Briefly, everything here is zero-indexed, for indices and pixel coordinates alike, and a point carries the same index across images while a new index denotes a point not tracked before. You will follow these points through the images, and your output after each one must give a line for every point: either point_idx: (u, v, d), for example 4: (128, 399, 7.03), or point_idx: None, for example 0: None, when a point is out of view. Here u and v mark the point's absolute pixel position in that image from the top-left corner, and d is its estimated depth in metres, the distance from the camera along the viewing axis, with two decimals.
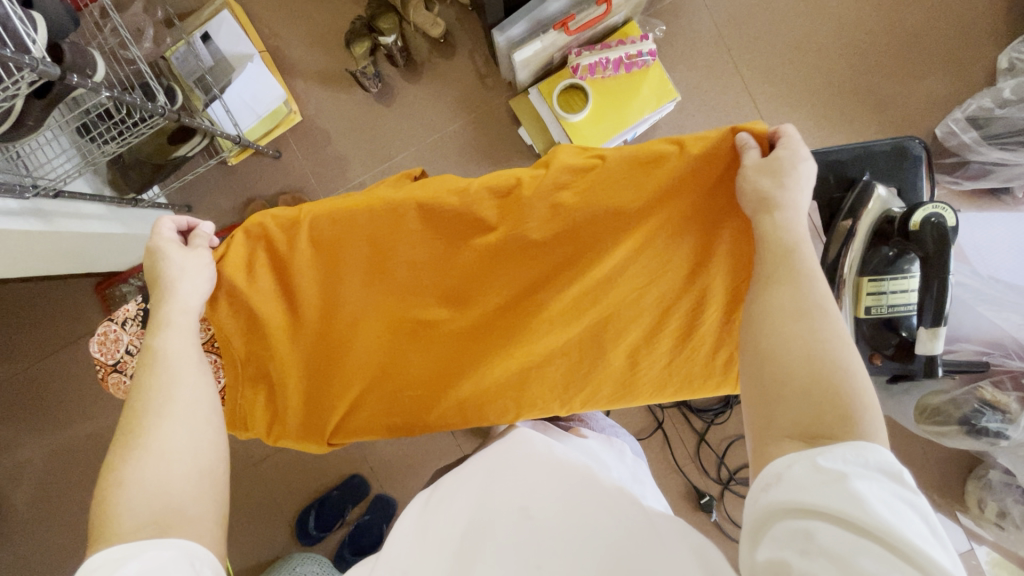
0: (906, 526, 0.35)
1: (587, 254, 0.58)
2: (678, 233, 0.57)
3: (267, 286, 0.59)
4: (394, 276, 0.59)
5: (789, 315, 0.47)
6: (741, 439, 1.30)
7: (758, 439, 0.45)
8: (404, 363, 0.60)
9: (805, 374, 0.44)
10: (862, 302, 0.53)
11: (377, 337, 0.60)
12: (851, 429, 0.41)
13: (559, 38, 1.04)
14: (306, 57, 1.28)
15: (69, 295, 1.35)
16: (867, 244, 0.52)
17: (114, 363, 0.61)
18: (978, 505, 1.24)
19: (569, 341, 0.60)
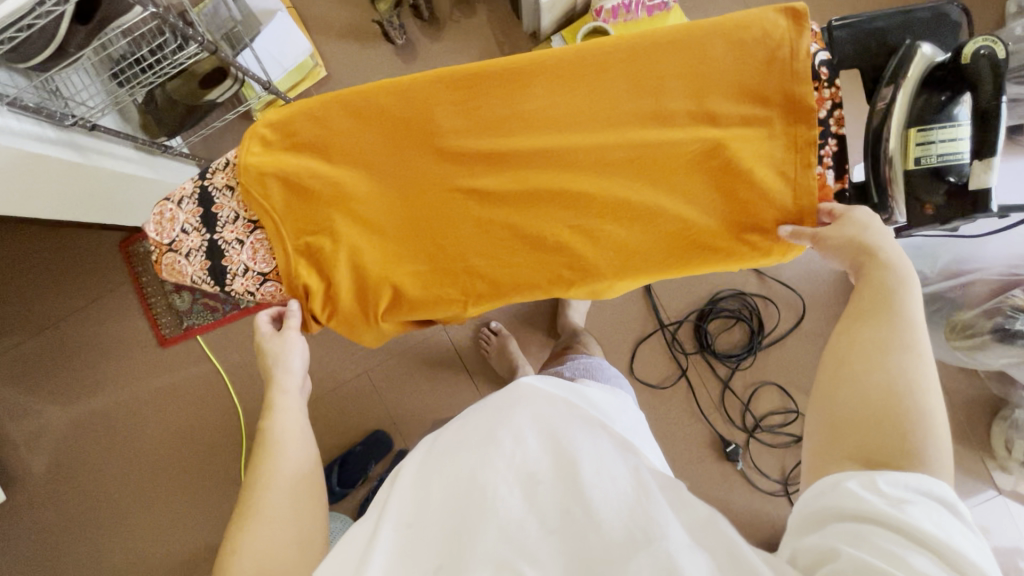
0: (966, 550, 0.36)
1: (651, 130, 0.59)
2: (740, 112, 0.58)
3: (338, 160, 0.60)
4: (463, 148, 0.59)
5: (879, 352, 0.48)
6: (765, 386, 1.30)
7: (821, 458, 0.47)
8: (456, 233, 0.60)
9: (874, 405, 0.46)
10: (914, 149, 0.54)
11: (429, 207, 0.60)
12: (910, 463, 0.43)
13: None
14: (331, 15, 1.31)
15: (93, 253, 1.36)
16: (917, 92, 0.54)
17: (169, 244, 0.63)
18: (1005, 447, 1.25)
19: (627, 207, 0.59)
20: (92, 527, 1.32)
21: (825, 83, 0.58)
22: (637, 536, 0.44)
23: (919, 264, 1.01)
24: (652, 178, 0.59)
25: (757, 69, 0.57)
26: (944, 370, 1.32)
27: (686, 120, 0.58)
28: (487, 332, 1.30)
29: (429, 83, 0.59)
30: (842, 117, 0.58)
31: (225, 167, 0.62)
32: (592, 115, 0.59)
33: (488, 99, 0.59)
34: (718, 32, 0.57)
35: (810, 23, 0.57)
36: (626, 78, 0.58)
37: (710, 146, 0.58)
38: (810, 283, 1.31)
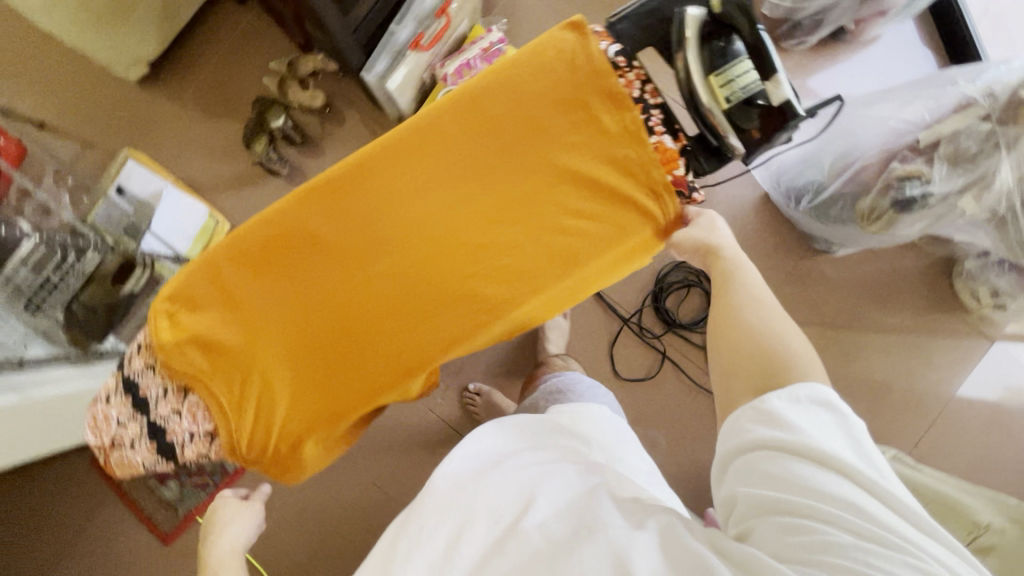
0: (834, 445, 0.44)
1: (501, 167, 0.64)
2: (569, 123, 0.64)
3: (240, 299, 0.64)
4: (348, 247, 0.64)
5: (739, 308, 0.56)
6: None
7: (724, 412, 0.53)
8: (370, 325, 0.64)
9: (746, 358, 0.53)
10: (720, 92, 0.60)
11: (337, 310, 0.64)
12: (788, 375, 0.50)
13: (419, 58, 1.17)
14: (217, 172, 1.38)
15: (69, 482, 1.32)
16: (699, 49, 0.61)
17: (111, 441, 0.64)
18: (974, 297, 1.29)
19: (506, 247, 0.64)
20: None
21: (627, 68, 0.64)
22: (580, 530, 0.49)
23: (811, 173, 1.12)
24: (516, 209, 0.64)
25: (570, 83, 0.64)
26: (889, 253, 1.38)
27: (526, 150, 0.64)
28: (470, 395, 1.30)
29: (303, 197, 0.63)
30: (655, 89, 0.64)
31: (138, 349, 0.64)
32: (453, 173, 0.64)
33: (354, 196, 0.63)
34: (526, 63, 0.64)
35: (592, 27, 0.65)
36: (463, 131, 0.64)
37: (554, 163, 0.64)
38: (740, 227, 1.35)
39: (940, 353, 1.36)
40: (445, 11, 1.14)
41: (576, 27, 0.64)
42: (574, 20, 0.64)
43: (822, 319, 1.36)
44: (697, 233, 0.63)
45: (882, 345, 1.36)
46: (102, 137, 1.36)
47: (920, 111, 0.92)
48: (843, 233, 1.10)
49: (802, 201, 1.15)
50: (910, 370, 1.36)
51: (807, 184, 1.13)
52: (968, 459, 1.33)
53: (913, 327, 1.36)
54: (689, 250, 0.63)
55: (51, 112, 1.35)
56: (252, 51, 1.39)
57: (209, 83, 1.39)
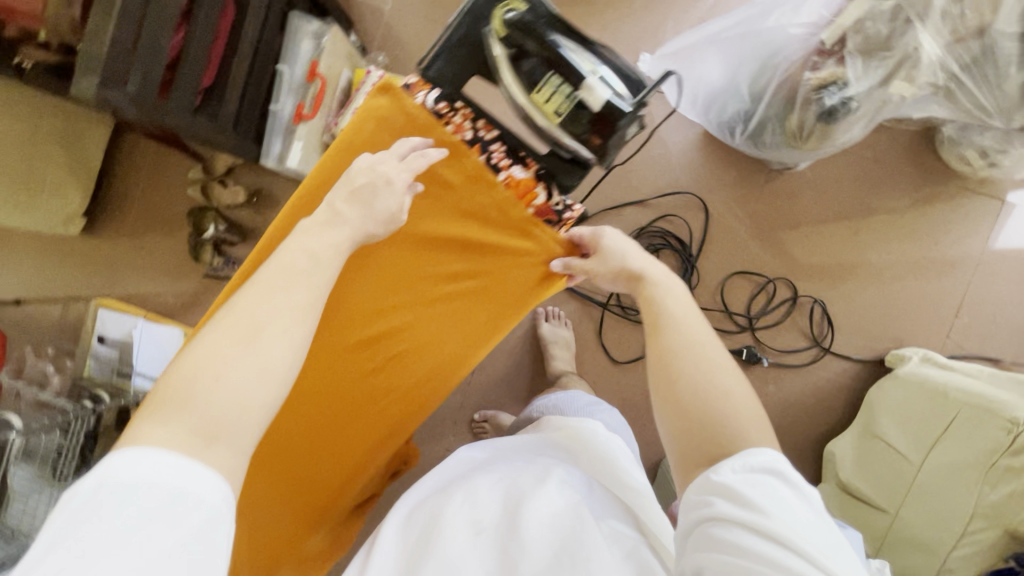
0: (790, 520, 0.48)
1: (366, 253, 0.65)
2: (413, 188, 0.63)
3: None
4: None
5: (675, 355, 0.57)
6: (727, 282, 1.27)
7: (684, 472, 0.57)
8: (303, 445, 0.69)
9: (683, 406, 0.56)
10: (547, 108, 0.56)
11: (267, 444, 0.68)
12: (741, 442, 0.54)
13: (310, 126, 1.14)
14: (181, 292, 1.41)
15: None
16: (510, 72, 0.57)
17: None
18: (964, 161, 1.16)
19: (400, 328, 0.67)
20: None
21: (451, 112, 0.61)
22: None
23: (733, 103, 1.03)
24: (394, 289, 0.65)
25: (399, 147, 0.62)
26: (861, 144, 1.26)
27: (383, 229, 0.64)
28: (478, 424, 1.30)
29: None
30: (487, 122, 0.62)
31: None
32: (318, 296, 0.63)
33: None
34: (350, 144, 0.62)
35: (403, 81, 0.63)
36: None
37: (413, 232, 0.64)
38: (692, 172, 1.27)
39: (946, 229, 1.25)
40: (317, 72, 1.10)
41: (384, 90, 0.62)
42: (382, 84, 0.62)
43: (808, 236, 1.27)
44: (611, 258, 0.62)
45: (883, 242, 1.26)
46: (69, 294, 1.42)
47: (815, 11, 0.84)
48: (786, 153, 1.01)
49: (734, 133, 1.06)
50: (920, 259, 1.25)
51: (732, 116, 1.04)
52: (1004, 330, 1.24)
53: (910, 213, 1.25)
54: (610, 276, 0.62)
55: (19, 287, 1.42)
56: (169, 167, 1.40)
57: (142, 210, 1.41)
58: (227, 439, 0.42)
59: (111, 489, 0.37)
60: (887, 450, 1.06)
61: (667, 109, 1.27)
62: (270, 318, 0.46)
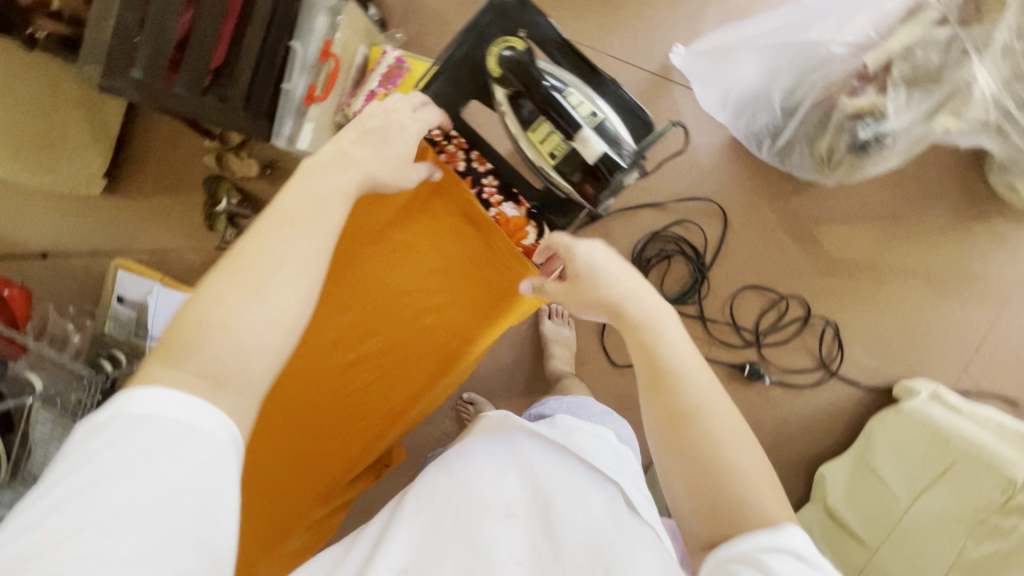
0: None
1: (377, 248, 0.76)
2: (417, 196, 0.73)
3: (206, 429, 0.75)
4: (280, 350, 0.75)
5: (684, 412, 0.51)
6: (739, 295, 1.23)
7: (693, 538, 0.52)
8: (298, 435, 0.79)
9: (687, 465, 0.51)
10: (543, 148, 0.56)
11: (291, 418, 0.78)
12: (753, 520, 0.48)
13: (322, 108, 1.10)
14: (195, 258, 1.44)
15: None
16: (511, 111, 0.58)
17: None
18: (1009, 192, 1.09)
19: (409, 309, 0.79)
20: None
21: (445, 142, 0.71)
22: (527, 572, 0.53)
23: (764, 116, 0.96)
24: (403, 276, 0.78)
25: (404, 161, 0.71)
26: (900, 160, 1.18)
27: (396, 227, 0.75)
28: (463, 405, 1.29)
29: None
30: (481, 154, 0.72)
31: None
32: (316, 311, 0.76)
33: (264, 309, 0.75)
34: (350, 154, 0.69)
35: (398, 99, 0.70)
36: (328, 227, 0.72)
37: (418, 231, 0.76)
38: (714, 177, 1.21)
39: (980, 263, 1.18)
40: (329, 51, 1.07)
41: None
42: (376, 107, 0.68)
43: (830, 256, 1.21)
44: (598, 292, 0.58)
45: (908, 267, 1.20)
46: (90, 251, 1.46)
47: (865, 28, 0.80)
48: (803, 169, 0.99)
49: (759, 146, 0.99)
50: (946, 288, 1.19)
51: (762, 128, 0.97)
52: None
53: (943, 239, 1.18)
54: (592, 307, 0.58)
55: (46, 240, 1.45)
56: (188, 133, 1.41)
57: (160, 174, 1.43)
58: (235, 385, 0.44)
59: (124, 420, 0.41)
60: (878, 484, 1.04)
61: (695, 108, 1.20)
62: (286, 259, 0.46)
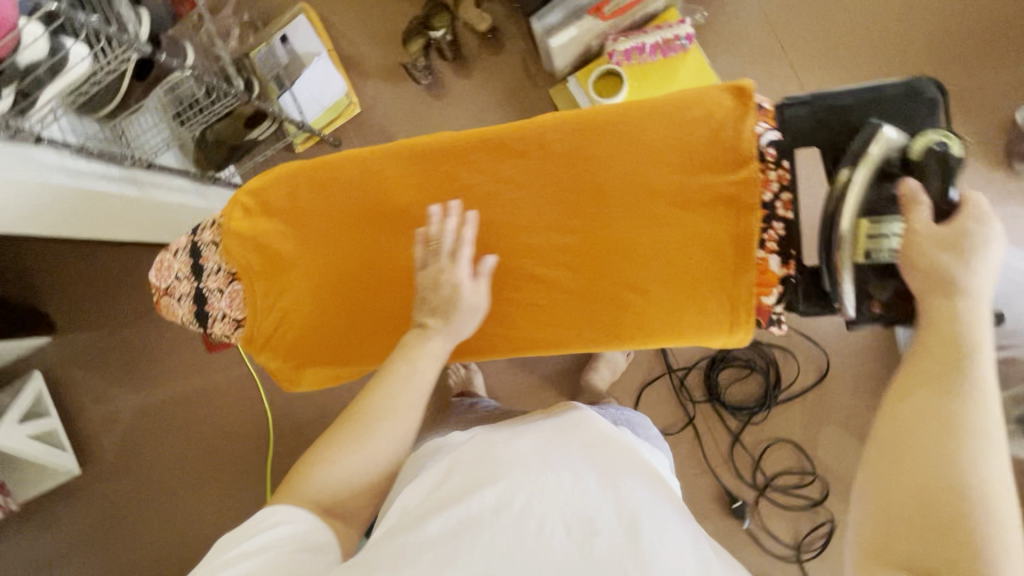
0: None
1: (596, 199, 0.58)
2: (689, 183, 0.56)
3: (296, 231, 0.66)
4: (420, 214, 0.63)
5: (956, 420, 0.47)
6: (780, 444, 1.22)
7: (866, 542, 0.47)
8: (359, 299, 0.66)
9: (926, 475, 0.46)
10: (863, 240, 0.57)
11: (366, 281, 0.65)
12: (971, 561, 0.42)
13: (594, 25, 1.09)
14: (368, 55, 1.40)
15: None
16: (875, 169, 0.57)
17: (165, 288, 0.71)
18: None
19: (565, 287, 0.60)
20: (154, 493, 1.57)
21: (772, 166, 0.54)
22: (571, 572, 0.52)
23: None
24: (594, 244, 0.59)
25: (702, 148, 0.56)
26: None
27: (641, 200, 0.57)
28: (456, 366, 1.33)
29: (389, 157, 0.63)
30: (791, 202, 0.55)
31: (211, 224, 0.69)
32: (524, 192, 0.60)
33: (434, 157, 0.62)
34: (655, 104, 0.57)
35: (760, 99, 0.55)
36: (572, 144, 0.58)
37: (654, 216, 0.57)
38: (844, 339, 1.19)
39: None
40: None
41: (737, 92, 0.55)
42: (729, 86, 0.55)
43: None
44: (944, 270, 0.52)
45: None
46: None
47: None
48: None
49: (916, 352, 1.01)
50: None
51: None
52: None
53: None
54: (918, 282, 0.54)
55: None
56: None
57: None
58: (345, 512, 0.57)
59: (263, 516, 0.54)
60: None
61: None
62: (406, 402, 0.58)
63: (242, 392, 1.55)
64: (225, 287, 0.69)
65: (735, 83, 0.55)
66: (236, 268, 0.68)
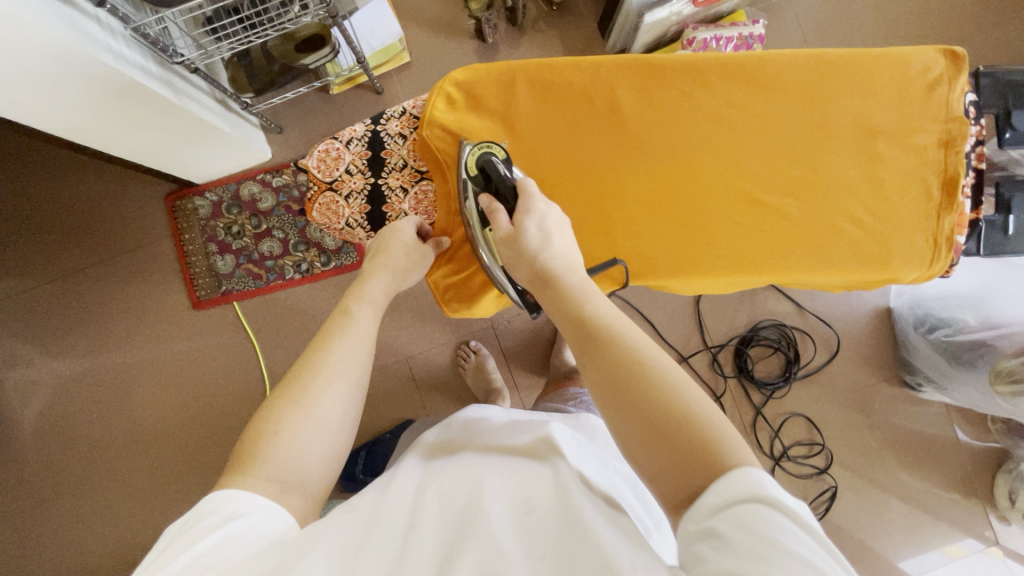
0: None
1: (822, 137, 0.64)
2: (903, 130, 0.64)
3: (513, 139, 0.67)
4: (649, 135, 0.66)
5: None
6: (794, 416, 1.35)
7: None
8: (577, 213, 0.67)
9: None
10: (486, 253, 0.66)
11: (586, 196, 0.67)
12: None
13: (683, 8, 1.13)
14: (421, 4, 1.33)
15: (131, 203, 1.29)
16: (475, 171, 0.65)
17: (330, 182, 0.72)
18: (1008, 497, 1.31)
19: (784, 215, 0.65)
20: (100, 481, 1.27)
21: (972, 121, 0.66)
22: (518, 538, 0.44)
23: (959, 312, 1.14)
24: (815, 177, 0.65)
25: (916, 98, 0.64)
26: (958, 421, 1.38)
27: (860, 139, 0.64)
28: (466, 352, 1.29)
29: (615, 68, 0.65)
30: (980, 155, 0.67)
31: (399, 115, 0.72)
32: (754, 121, 0.65)
33: (666, 79, 0.65)
34: (879, 56, 0.64)
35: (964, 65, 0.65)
36: (803, 84, 0.64)
37: (871, 155, 0.64)
38: (849, 323, 1.37)
39: (954, 532, 1.35)
40: None
41: (948, 56, 0.64)
42: (941, 49, 0.64)
43: (869, 444, 1.37)
44: None
45: (907, 494, 1.36)
46: None
47: None
48: (960, 378, 1.15)
49: (935, 330, 1.18)
50: (922, 532, 1.35)
51: (950, 319, 1.15)
52: None
53: (944, 496, 1.36)
54: None
55: None
56: None
57: None
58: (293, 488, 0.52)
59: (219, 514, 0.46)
60: None
61: None
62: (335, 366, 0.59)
63: (219, 361, 1.29)
64: (409, 186, 0.72)
65: (945, 47, 0.64)
66: (424, 167, 0.72)
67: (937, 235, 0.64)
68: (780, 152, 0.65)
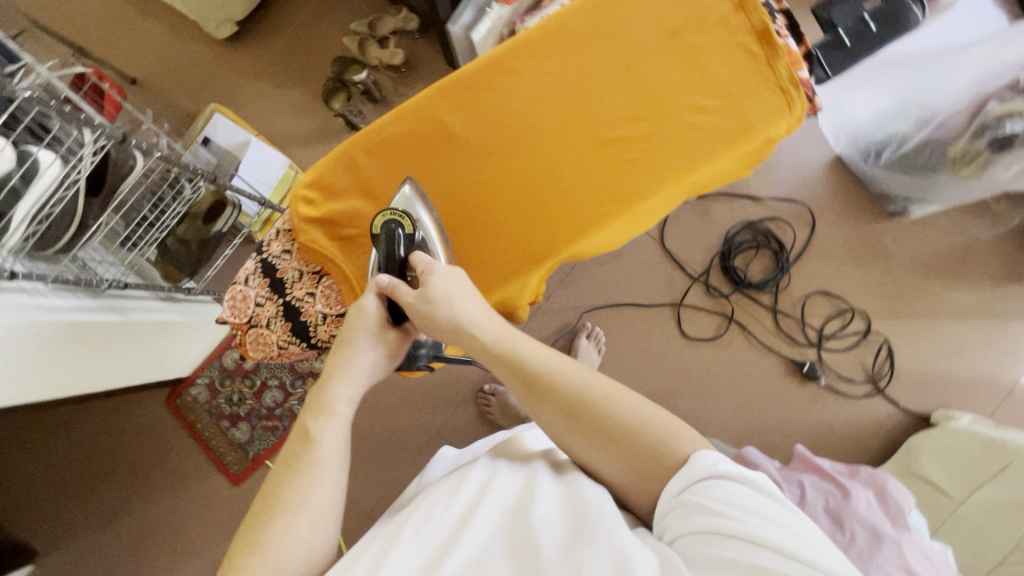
0: None
1: (631, 58, 0.68)
2: (695, 15, 0.68)
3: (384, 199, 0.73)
4: (489, 134, 0.70)
5: None
6: (812, 297, 1.33)
7: None
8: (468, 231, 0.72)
9: None
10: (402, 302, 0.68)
11: (467, 213, 0.71)
12: None
13: (502, 12, 1.16)
14: (294, 128, 1.42)
15: (142, 423, 1.37)
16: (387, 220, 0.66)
17: (248, 320, 0.77)
18: None
19: (635, 138, 0.68)
20: None
21: None
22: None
23: (891, 126, 1.14)
24: (643, 92, 0.68)
25: None
26: (967, 219, 1.34)
27: (663, 42, 0.68)
28: (486, 398, 1.31)
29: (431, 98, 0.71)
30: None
31: (277, 236, 0.79)
32: (567, 77, 0.69)
33: (478, 83, 0.70)
34: None
35: None
36: (589, 25, 0.69)
37: (679, 50, 0.68)
38: (810, 188, 1.36)
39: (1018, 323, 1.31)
40: None
41: None
42: None
43: (895, 285, 1.33)
44: None
45: (958, 311, 1.32)
46: (190, 97, 1.44)
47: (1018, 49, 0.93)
48: (928, 183, 1.15)
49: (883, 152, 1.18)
50: (990, 338, 1.31)
51: (888, 137, 1.16)
52: None
53: (992, 295, 1.32)
54: None
55: (146, 72, 1.44)
56: (329, 17, 1.45)
57: (289, 45, 1.45)
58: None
59: None
60: (925, 487, 1.13)
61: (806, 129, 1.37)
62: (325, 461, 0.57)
63: None
64: (313, 288, 0.77)
65: None
66: (318, 265, 0.77)
67: (778, 83, 0.66)
68: (604, 88, 0.69)
